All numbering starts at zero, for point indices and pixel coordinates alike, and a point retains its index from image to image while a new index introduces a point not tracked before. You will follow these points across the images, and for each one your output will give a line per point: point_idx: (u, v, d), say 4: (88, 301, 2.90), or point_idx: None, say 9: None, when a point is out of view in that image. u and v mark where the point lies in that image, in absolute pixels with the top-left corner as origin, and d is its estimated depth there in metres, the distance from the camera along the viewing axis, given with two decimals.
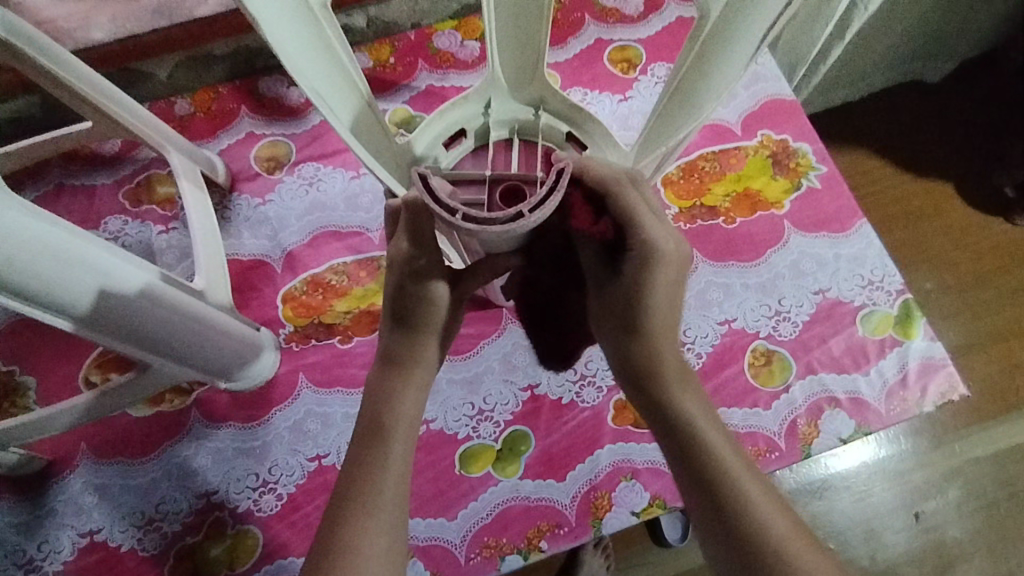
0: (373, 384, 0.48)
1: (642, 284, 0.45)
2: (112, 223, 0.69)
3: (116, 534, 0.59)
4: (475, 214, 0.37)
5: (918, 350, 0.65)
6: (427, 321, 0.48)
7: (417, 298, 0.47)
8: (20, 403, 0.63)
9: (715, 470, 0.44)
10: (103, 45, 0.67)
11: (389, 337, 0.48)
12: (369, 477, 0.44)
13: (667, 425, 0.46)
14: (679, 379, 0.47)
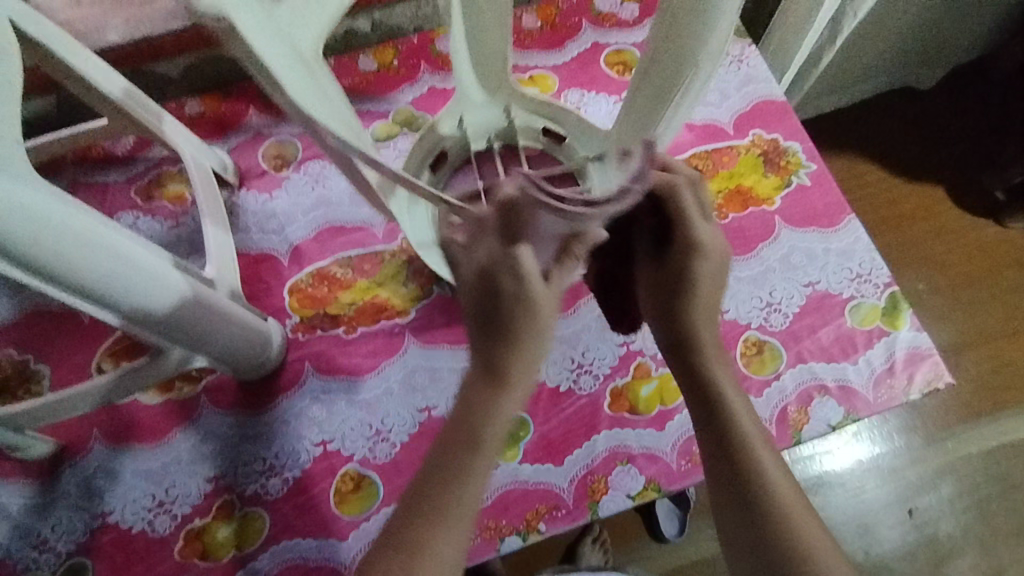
0: (474, 395, 0.46)
1: (686, 274, 0.49)
2: (125, 218, 0.71)
3: (127, 516, 0.61)
4: (579, 199, 0.41)
5: (905, 340, 0.67)
6: (522, 329, 0.45)
7: (512, 301, 0.44)
8: (35, 390, 0.65)
9: (737, 443, 0.46)
10: (120, 46, 0.70)
11: (483, 346, 0.46)
12: (451, 492, 0.44)
13: (699, 395, 0.49)
14: (718, 358, 0.50)
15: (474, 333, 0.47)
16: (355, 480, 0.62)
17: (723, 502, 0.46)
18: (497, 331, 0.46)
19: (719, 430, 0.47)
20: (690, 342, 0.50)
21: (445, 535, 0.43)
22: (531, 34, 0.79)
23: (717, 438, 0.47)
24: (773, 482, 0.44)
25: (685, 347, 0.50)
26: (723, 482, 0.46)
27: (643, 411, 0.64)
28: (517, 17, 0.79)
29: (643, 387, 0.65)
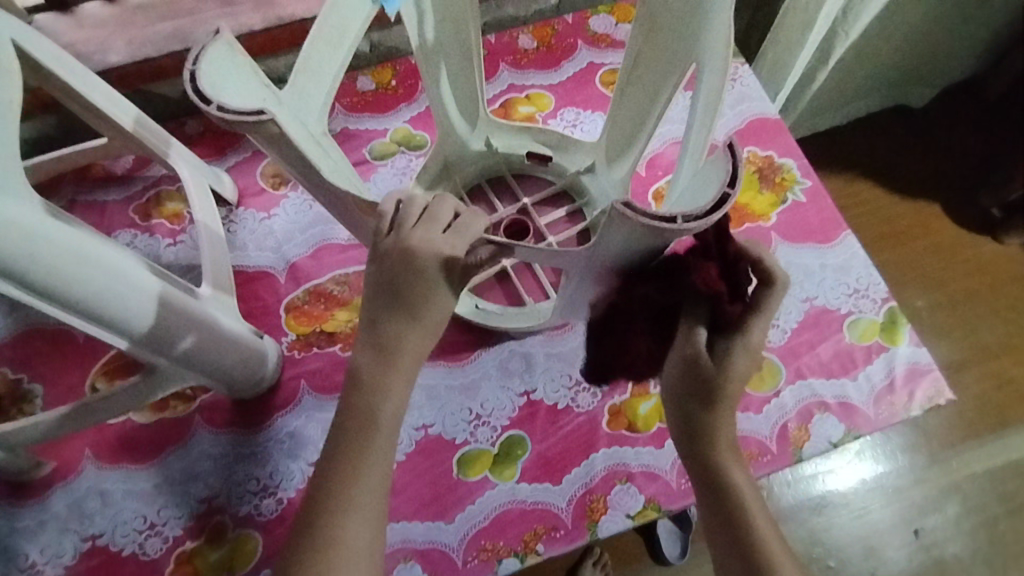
0: (365, 369, 0.49)
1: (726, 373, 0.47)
2: (122, 236, 0.71)
3: (118, 539, 0.60)
4: (688, 213, 0.39)
5: (904, 355, 0.66)
6: (415, 307, 0.48)
7: (412, 284, 0.48)
8: (27, 410, 0.64)
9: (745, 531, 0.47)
10: (120, 67, 0.70)
11: (375, 315, 0.49)
12: (354, 467, 0.46)
13: (707, 481, 0.50)
14: (728, 449, 0.50)
15: (370, 301, 0.49)
16: None
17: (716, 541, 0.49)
18: (389, 299, 0.48)
19: (728, 517, 0.48)
20: (705, 434, 0.50)
21: (354, 525, 0.45)
22: (527, 54, 0.80)
23: (725, 521, 0.48)
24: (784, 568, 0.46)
25: (700, 437, 0.50)
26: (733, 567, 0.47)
27: (642, 428, 0.63)
28: (514, 38, 0.80)
29: (641, 405, 0.64)
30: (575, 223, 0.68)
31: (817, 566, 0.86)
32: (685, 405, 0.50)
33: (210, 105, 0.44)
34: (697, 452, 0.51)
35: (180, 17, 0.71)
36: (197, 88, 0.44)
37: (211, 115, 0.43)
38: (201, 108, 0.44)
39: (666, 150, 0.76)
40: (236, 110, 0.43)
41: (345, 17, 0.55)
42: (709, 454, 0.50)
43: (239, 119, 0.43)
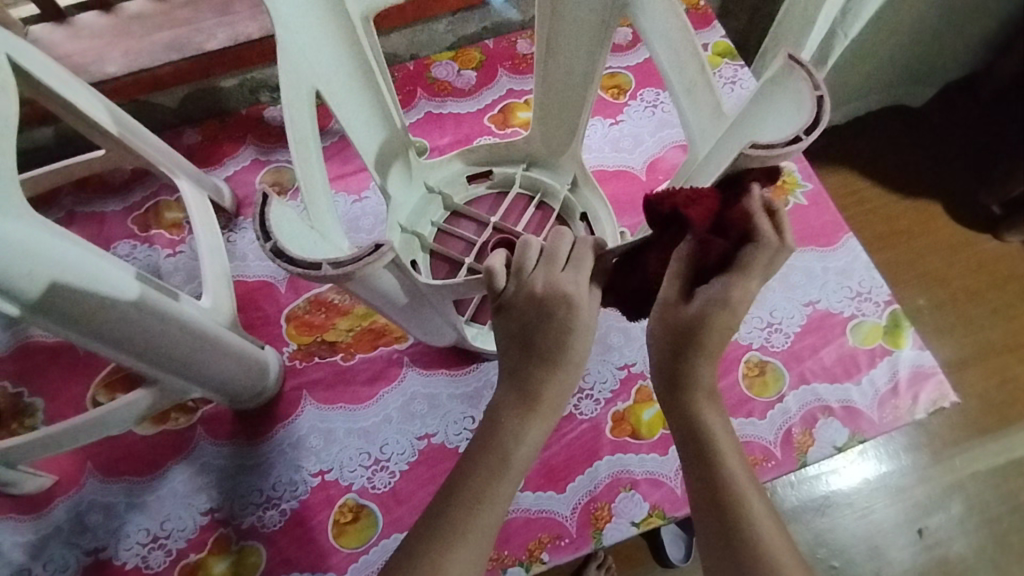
0: (506, 407, 0.45)
1: (707, 319, 0.41)
2: (122, 247, 0.71)
3: (121, 552, 0.60)
4: (806, 125, 0.39)
5: (908, 358, 0.66)
6: (559, 351, 0.45)
7: (557, 327, 0.44)
8: (28, 423, 0.64)
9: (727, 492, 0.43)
10: (117, 78, 0.70)
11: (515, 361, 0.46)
12: (472, 504, 0.42)
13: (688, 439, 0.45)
14: (708, 397, 0.45)
15: (510, 351, 0.46)
16: (353, 511, 0.61)
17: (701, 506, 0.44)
18: (523, 346, 0.45)
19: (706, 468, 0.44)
20: (686, 383, 0.45)
21: (466, 552, 0.41)
22: (525, 59, 0.79)
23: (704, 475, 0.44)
24: (764, 530, 0.42)
25: (678, 385, 0.45)
26: (713, 530, 0.43)
27: (645, 435, 0.63)
28: (512, 43, 0.80)
29: (645, 411, 0.64)
30: (546, 215, 0.68)
31: (822, 566, 0.86)
32: (663, 346, 0.44)
33: (321, 269, 0.38)
34: (673, 402, 0.46)
35: (177, 27, 0.71)
36: (296, 260, 0.38)
37: (334, 277, 0.38)
38: (314, 277, 0.38)
39: (667, 154, 0.75)
40: (348, 256, 0.39)
41: (298, 99, 0.47)
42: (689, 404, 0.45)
43: (363, 265, 0.38)
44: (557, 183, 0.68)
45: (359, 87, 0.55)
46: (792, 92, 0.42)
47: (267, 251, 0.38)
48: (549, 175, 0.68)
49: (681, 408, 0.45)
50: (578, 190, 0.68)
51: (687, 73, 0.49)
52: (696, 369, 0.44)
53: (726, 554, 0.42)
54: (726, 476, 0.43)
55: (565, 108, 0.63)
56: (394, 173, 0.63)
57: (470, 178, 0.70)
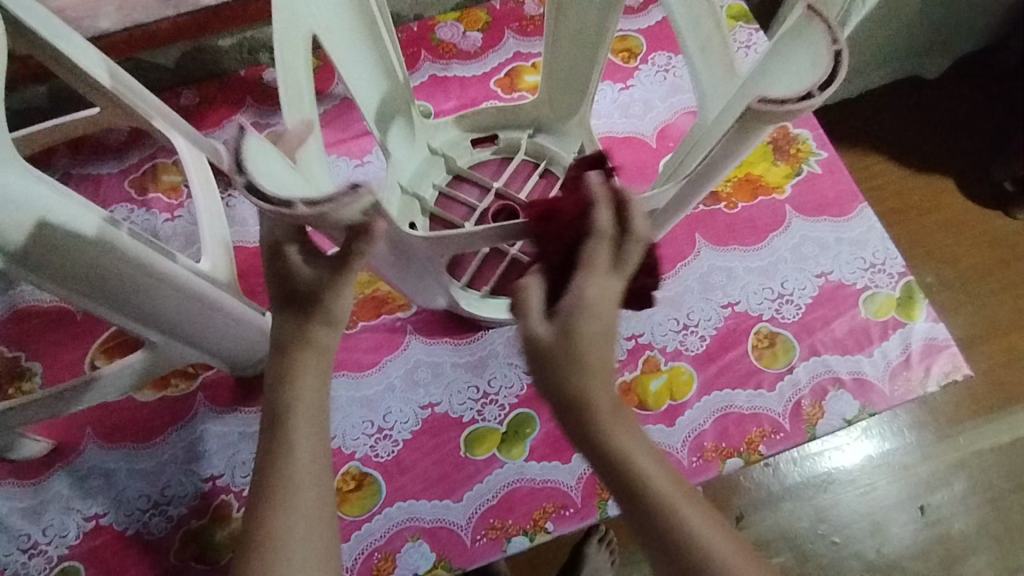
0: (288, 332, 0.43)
1: (577, 332, 0.38)
2: (118, 211, 0.69)
3: (122, 518, 0.59)
4: (819, 80, 0.37)
5: (921, 331, 0.65)
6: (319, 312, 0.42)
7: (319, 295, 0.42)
8: (26, 388, 0.63)
9: (672, 530, 0.37)
10: (110, 33, 0.67)
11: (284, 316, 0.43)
12: (279, 520, 0.39)
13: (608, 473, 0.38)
14: (614, 418, 0.39)
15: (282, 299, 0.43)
16: (356, 479, 0.60)
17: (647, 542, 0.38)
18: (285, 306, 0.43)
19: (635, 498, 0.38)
20: (582, 407, 0.38)
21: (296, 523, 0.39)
22: (533, 21, 0.77)
23: (637, 506, 0.38)
24: (731, 560, 0.36)
25: (574, 416, 0.38)
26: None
27: (652, 405, 0.62)
28: (519, 4, 0.77)
29: (652, 381, 0.63)
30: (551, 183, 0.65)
31: (823, 541, 0.85)
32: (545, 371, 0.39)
33: (293, 206, 0.36)
34: (580, 436, 0.39)
35: None
36: (269, 197, 0.36)
37: (303, 216, 0.36)
38: (287, 215, 0.36)
39: (677, 121, 0.73)
40: (324, 195, 0.36)
41: (294, 41, 0.45)
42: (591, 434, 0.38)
43: (340, 206, 0.36)
44: (563, 150, 0.66)
45: (357, 33, 0.53)
46: (806, 45, 0.40)
47: (236, 183, 0.36)
48: (556, 143, 0.66)
49: (591, 437, 0.38)
50: (585, 158, 0.65)
51: (705, 25, 0.48)
52: (586, 387, 0.38)
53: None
54: (668, 507, 0.37)
55: (576, 67, 0.61)
56: (394, 132, 0.61)
57: (475, 143, 0.68)
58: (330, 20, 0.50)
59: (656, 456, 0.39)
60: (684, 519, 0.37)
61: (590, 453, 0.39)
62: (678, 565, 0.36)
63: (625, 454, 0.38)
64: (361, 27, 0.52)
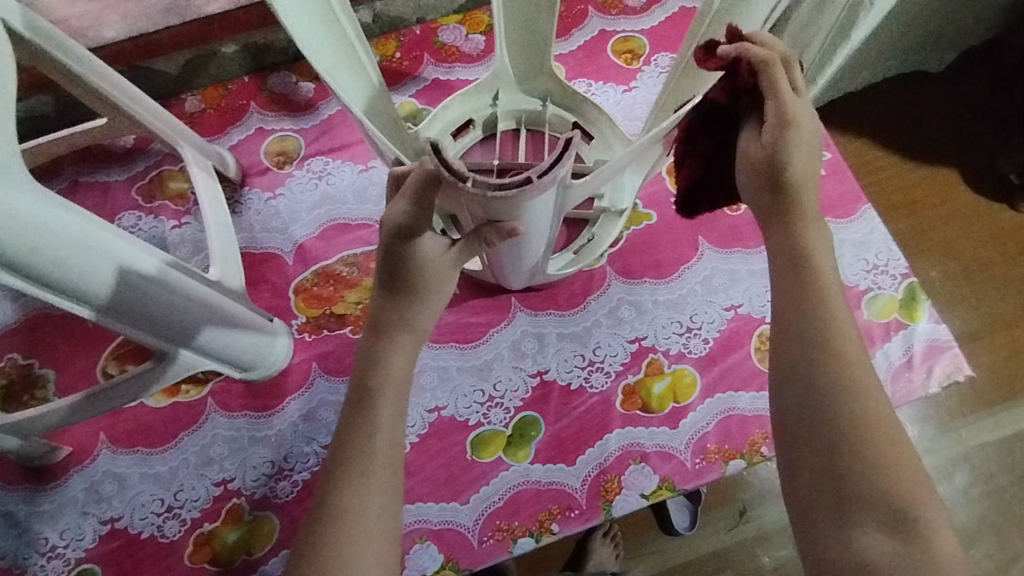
0: (388, 310, 0.48)
1: (780, 154, 0.46)
2: (126, 218, 0.70)
3: (136, 522, 0.60)
4: None
5: (924, 332, 0.65)
6: (413, 284, 0.47)
7: (404, 262, 0.47)
8: (39, 395, 0.64)
9: (823, 349, 0.45)
10: (116, 42, 0.68)
11: (380, 303, 0.48)
12: (352, 503, 0.44)
13: (792, 299, 0.46)
14: (820, 235, 0.47)
15: (377, 286, 0.48)
16: None
17: (789, 380, 0.45)
18: (386, 286, 0.48)
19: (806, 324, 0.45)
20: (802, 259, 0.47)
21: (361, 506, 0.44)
22: None
23: (800, 333, 0.45)
24: (866, 392, 0.44)
25: (787, 223, 0.47)
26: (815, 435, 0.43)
27: (656, 408, 0.63)
28: None
29: (655, 384, 0.64)
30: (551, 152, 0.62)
31: None
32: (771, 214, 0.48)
33: (532, 181, 0.41)
34: (795, 272, 0.47)
35: None
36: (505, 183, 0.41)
37: (544, 185, 0.41)
38: (528, 193, 0.41)
39: None
40: (549, 164, 0.41)
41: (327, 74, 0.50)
42: (797, 247, 0.47)
43: (566, 163, 0.41)
44: (537, 105, 0.63)
45: (343, 60, 0.53)
46: None
47: (472, 189, 0.40)
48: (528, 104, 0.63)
49: (803, 281, 0.46)
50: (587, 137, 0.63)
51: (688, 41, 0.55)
52: (809, 263, 0.47)
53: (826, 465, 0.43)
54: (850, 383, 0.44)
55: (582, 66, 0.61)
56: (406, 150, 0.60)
57: (455, 134, 0.63)
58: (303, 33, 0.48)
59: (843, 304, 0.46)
60: (840, 351, 0.44)
61: (792, 298, 0.46)
62: (813, 406, 0.44)
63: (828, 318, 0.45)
64: (344, 56, 0.53)
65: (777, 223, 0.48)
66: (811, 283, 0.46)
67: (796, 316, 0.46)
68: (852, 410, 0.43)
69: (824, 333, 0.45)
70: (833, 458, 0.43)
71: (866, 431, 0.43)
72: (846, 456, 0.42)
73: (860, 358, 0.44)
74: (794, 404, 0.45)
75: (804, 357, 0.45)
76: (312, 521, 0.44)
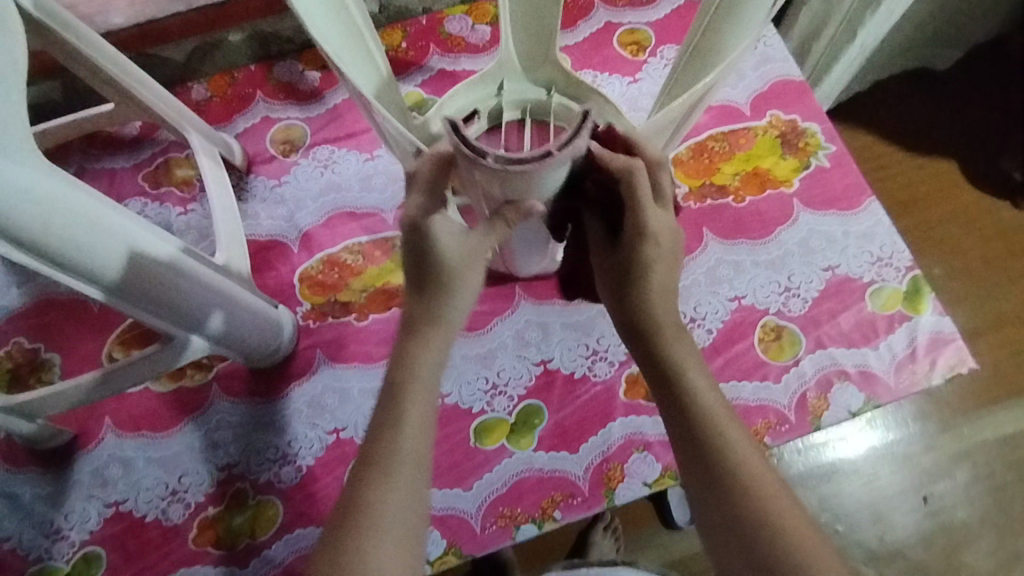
0: (416, 307, 0.49)
1: (637, 255, 0.49)
2: (133, 205, 0.70)
3: (141, 505, 0.61)
4: None
5: (928, 324, 0.65)
6: (440, 279, 0.48)
7: (430, 256, 0.47)
8: (45, 378, 0.65)
9: (705, 433, 0.48)
10: (124, 29, 0.68)
11: (410, 302, 0.49)
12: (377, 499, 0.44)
13: (665, 395, 0.50)
14: (675, 335, 0.51)
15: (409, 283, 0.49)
16: None
17: (690, 474, 0.48)
18: (416, 282, 0.49)
19: (682, 413, 0.49)
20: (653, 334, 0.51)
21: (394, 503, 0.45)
22: None
23: (683, 423, 0.49)
24: (747, 462, 0.47)
25: (643, 328, 0.52)
26: (699, 477, 0.48)
27: None
28: None
29: None
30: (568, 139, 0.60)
31: (827, 530, 0.86)
32: (618, 297, 0.52)
33: (550, 154, 0.41)
34: (642, 345, 0.52)
35: None
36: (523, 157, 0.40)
37: (563, 158, 0.41)
38: (546, 166, 0.41)
39: None
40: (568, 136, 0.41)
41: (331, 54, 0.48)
42: (657, 348, 0.51)
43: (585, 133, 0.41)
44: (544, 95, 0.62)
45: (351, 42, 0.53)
46: None
47: (511, 167, 0.40)
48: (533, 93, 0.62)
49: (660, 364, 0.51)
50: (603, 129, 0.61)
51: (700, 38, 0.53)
52: (672, 360, 0.51)
53: (714, 500, 0.46)
54: (721, 441, 0.47)
55: None
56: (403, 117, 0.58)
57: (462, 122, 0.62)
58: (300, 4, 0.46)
59: (712, 390, 0.50)
60: (717, 431, 0.48)
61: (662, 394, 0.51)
62: (710, 485, 0.47)
63: (680, 371, 0.50)
64: (352, 40, 0.53)
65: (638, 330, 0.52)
66: (673, 374, 0.50)
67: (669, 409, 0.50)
68: (739, 481, 0.46)
69: (701, 414, 0.48)
70: (741, 530, 0.45)
71: (756, 497, 0.45)
72: (747, 524, 0.45)
73: (735, 435, 0.48)
74: (696, 491, 0.48)
75: (688, 443, 0.48)
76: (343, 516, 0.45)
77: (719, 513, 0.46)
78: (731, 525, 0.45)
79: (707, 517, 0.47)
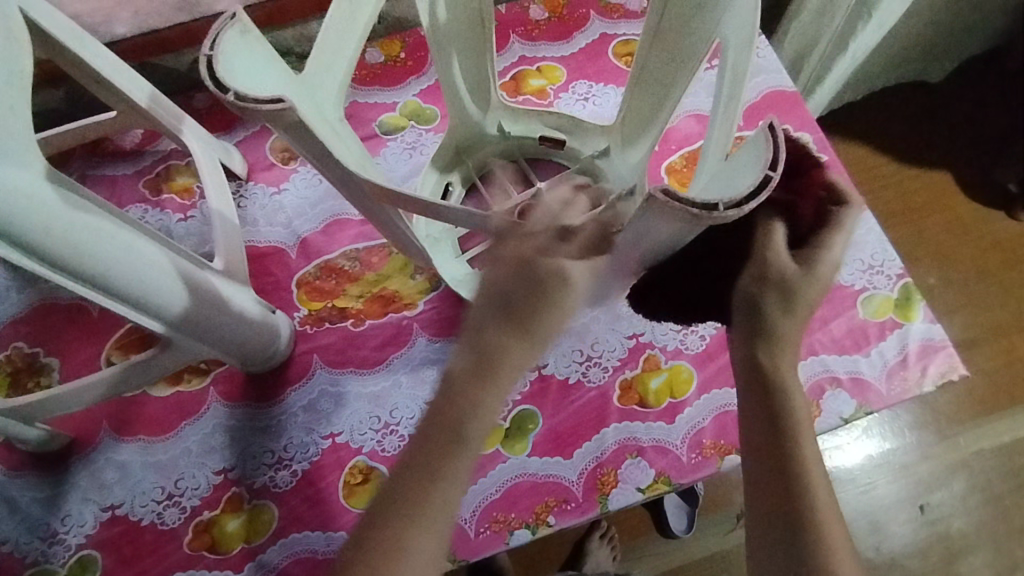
0: (493, 337, 0.44)
1: (799, 278, 0.46)
2: (133, 211, 0.71)
3: (137, 509, 0.61)
4: None
5: (919, 332, 0.66)
6: (533, 324, 0.44)
7: (542, 291, 0.43)
8: (44, 382, 0.65)
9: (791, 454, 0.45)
10: (128, 39, 0.69)
11: (489, 326, 0.44)
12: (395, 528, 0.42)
13: (763, 400, 0.47)
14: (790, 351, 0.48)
15: (483, 309, 0.44)
16: (363, 473, 0.61)
17: (761, 489, 0.45)
18: (501, 307, 0.44)
19: (776, 426, 0.46)
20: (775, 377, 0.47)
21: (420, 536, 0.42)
22: (539, 26, 0.78)
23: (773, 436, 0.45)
24: (821, 500, 0.43)
25: (762, 328, 0.47)
26: (772, 494, 0.44)
27: (652, 403, 0.64)
28: (525, 9, 0.79)
29: (652, 379, 0.64)
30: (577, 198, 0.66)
31: None
32: (752, 300, 0.48)
33: (766, 181, 0.38)
34: (755, 343, 0.48)
35: None
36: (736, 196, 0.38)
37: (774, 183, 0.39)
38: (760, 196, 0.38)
39: (681, 124, 0.74)
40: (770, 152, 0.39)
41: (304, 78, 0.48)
42: (768, 353, 0.47)
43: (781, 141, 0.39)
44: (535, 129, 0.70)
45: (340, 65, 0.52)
46: None
47: (729, 211, 0.38)
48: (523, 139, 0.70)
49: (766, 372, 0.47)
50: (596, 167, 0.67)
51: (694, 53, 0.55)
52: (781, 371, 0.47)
53: (780, 522, 0.43)
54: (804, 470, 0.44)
55: None
56: None
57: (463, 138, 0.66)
58: (342, 52, 0.52)
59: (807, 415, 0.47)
60: (800, 455, 0.44)
61: (760, 400, 0.47)
62: (780, 503, 0.44)
63: (793, 414, 0.46)
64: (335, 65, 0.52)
65: (754, 326, 0.48)
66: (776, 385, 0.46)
67: (761, 418, 0.46)
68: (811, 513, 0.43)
69: (790, 435, 0.45)
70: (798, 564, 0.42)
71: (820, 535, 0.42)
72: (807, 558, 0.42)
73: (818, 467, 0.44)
74: (758, 509, 0.45)
75: (769, 458, 0.45)
76: (367, 530, 0.43)
77: (780, 539, 0.43)
78: (790, 554, 0.42)
79: (764, 536, 0.44)
